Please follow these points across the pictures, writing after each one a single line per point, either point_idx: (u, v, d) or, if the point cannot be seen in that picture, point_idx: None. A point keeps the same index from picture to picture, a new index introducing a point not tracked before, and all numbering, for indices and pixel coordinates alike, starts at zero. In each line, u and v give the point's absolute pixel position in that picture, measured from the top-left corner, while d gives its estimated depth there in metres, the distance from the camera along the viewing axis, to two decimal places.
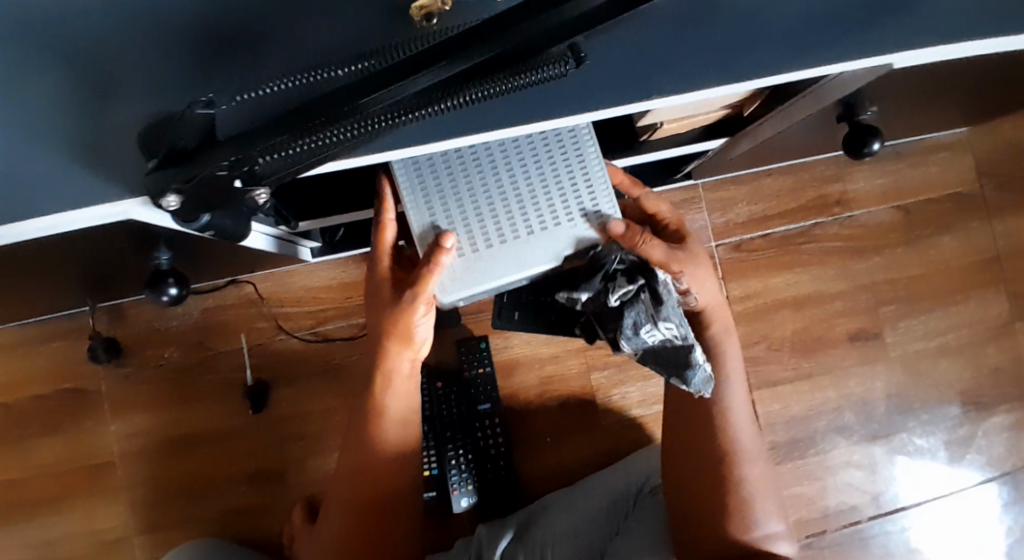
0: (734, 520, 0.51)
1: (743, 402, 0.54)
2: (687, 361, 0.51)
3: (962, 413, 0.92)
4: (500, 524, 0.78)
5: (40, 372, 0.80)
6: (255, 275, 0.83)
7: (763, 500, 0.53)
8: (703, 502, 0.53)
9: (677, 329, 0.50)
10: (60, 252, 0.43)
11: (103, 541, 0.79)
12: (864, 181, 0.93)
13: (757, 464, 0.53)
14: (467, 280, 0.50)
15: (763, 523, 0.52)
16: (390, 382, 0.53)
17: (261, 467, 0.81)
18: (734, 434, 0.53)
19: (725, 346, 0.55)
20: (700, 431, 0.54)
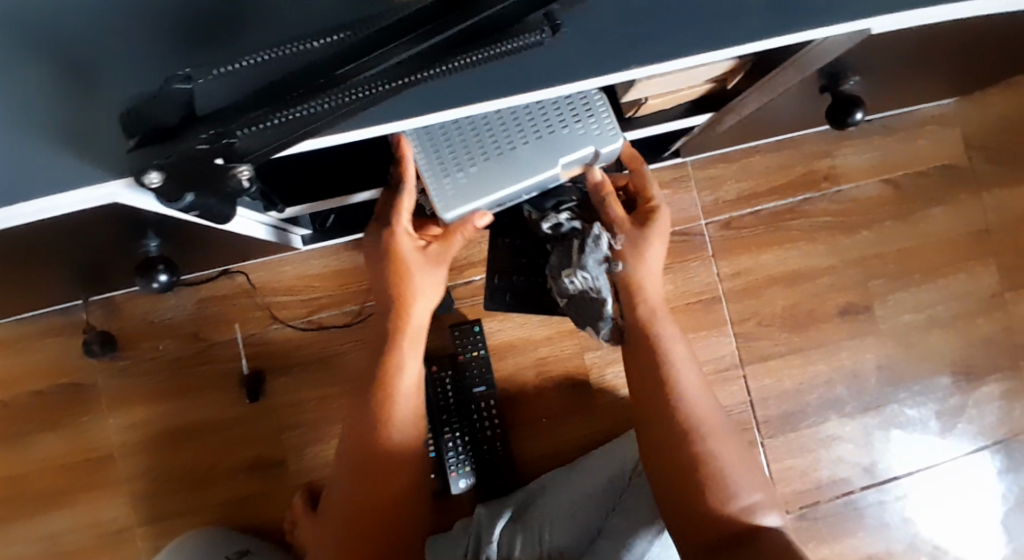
0: (709, 491, 0.48)
1: (695, 380, 0.54)
2: (599, 312, 0.62)
3: (953, 384, 0.93)
4: (498, 505, 0.80)
5: (36, 368, 0.81)
6: (247, 265, 0.83)
7: (739, 469, 0.50)
8: (680, 485, 0.50)
9: (591, 279, 0.60)
10: (50, 240, 0.43)
11: (105, 533, 0.80)
12: (852, 156, 0.93)
13: (723, 437, 0.51)
14: (467, 190, 0.52)
15: (743, 494, 0.49)
16: (396, 390, 0.55)
17: (259, 456, 0.82)
18: (691, 410, 0.52)
19: (664, 330, 0.57)
20: (653, 417, 0.53)
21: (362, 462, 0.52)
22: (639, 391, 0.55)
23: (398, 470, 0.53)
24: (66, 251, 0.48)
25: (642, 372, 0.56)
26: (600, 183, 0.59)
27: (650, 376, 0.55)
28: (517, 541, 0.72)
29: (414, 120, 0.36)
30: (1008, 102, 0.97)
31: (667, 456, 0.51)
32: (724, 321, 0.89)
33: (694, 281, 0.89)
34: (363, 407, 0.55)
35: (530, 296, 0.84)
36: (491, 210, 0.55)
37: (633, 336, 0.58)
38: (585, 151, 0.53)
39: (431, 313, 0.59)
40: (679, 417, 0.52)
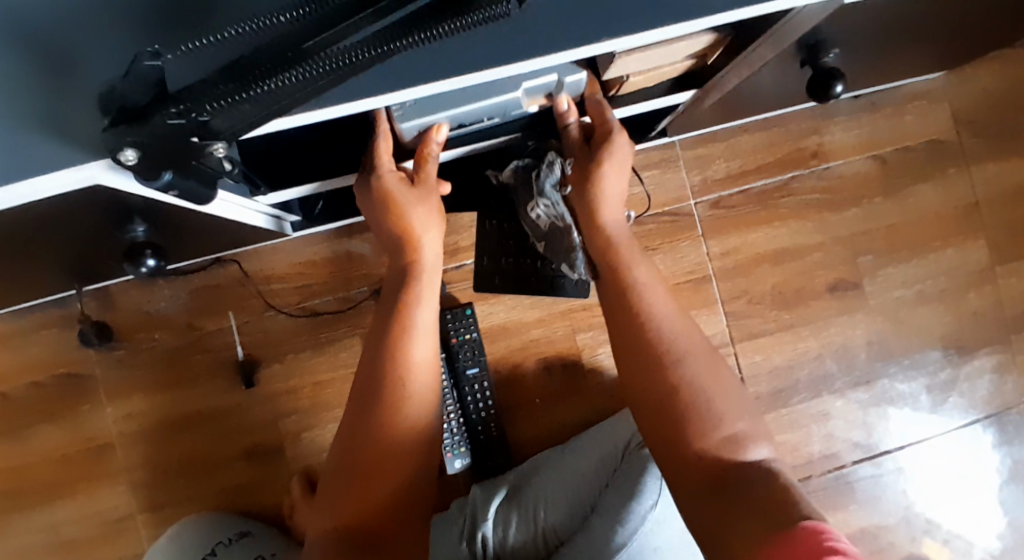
0: (691, 424, 0.47)
1: (690, 336, 0.53)
2: (569, 246, 0.79)
3: (944, 358, 0.94)
4: (493, 485, 0.81)
5: (33, 360, 0.81)
6: (239, 254, 0.83)
7: (721, 397, 0.49)
8: (664, 436, 0.49)
9: (551, 205, 0.74)
10: (29, 229, 0.44)
11: (107, 521, 0.81)
12: (840, 133, 0.93)
13: (705, 365, 0.51)
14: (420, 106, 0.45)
15: (725, 423, 0.47)
16: (410, 333, 0.54)
17: (257, 442, 0.83)
18: (673, 342, 0.52)
19: (653, 296, 0.56)
20: (645, 372, 0.51)
21: (371, 445, 0.48)
22: (620, 340, 0.54)
23: (408, 447, 0.49)
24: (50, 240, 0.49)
25: (630, 336, 0.53)
26: (566, 114, 0.58)
27: (626, 314, 0.55)
28: (512, 520, 0.75)
29: (388, 96, 0.37)
30: (996, 74, 0.96)
31: (651, 406, 0.50)
32: (714, 301, 0.90)
33: (685, 261, 0.90)
34: (374, 360, 0.53)
35: (514, 280, 0.86)
36: (447, 124, 0.51)
37: (620, 303, 0.56)
38: (549, 78, 0.49)
39: (439, 244, 0.60)
40: (660, 346, 0.52)
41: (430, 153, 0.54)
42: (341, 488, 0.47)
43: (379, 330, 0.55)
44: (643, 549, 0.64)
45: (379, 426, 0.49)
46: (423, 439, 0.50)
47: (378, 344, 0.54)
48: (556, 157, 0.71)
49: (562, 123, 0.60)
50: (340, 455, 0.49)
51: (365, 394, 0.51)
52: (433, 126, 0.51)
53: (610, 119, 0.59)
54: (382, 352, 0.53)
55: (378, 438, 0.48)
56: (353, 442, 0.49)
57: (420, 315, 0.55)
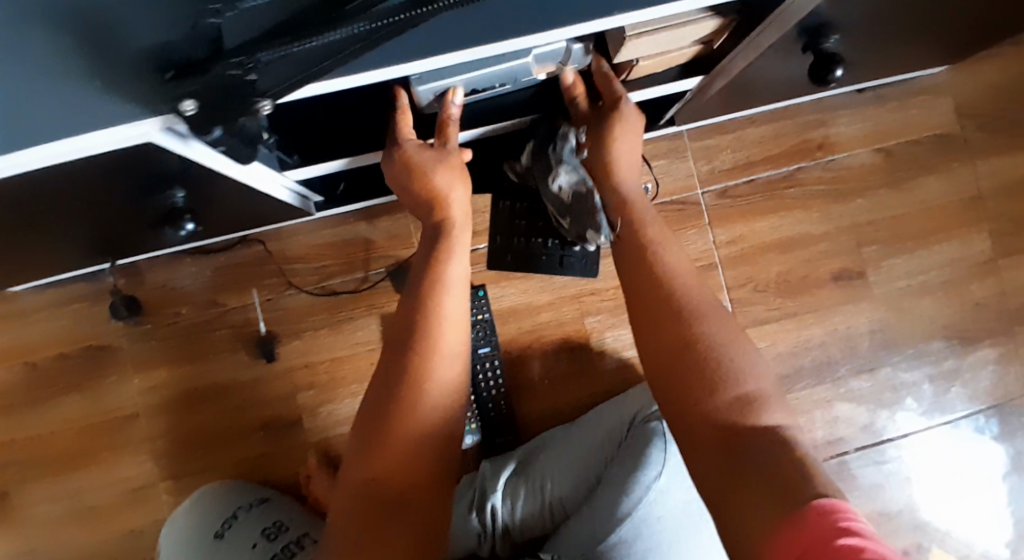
0: (706, 386, 0.47)
1: (712, 311, 0.53)
2: (595, 207, 0.72)
3: (946, 347, 0.96)
4: (502, 460, 0.84)
5: (64, 332, 0.85)
6: (263, 235, 0.87)
7: (738, 360, 0.49)
8: (682, 410, 0.48)
9: (572, 173, 0.72)
10: (72, 185, 0.45)
11: (130, 488, 0.85)
12: (845, 126, 0.96)
13: (723, 327, 0.52)
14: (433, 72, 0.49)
15: (739, 384, 0.47)
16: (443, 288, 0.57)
17: (275, 416, 0.86)
18: (691, 304, 0.53)
19: (673, 265, 0.58)
20: (671, 333, 0.52)
21: (397, 398, 0.51)
22: (641, 310, 0.55)
23: (441, 397, 0.52)
24: (87, 203, 0.50)
25: (655, 309, 0.54)
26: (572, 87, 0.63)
27: (643, 276, 0.57)
28: (520, 494, 0.78)
29: (413, 65, 0.40)
30: (1001, 70, 0.98)
31: (672, 387, 0.50)
32: (719, 288, 0.92)
33: (691, 248, 0.92)
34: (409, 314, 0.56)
35: (525, 265, 0.89)
36: (461, 89, 0.55)
37: (638, 275, 0.58)
38: (557, 47, 0.53)
39: (467, 206, 0.63)
40: (679, 307, 0.53)
41: (449, 117, 0.58)
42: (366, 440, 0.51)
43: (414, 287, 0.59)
44: (648, 521, 0.66)
45: (416, 375, 0.52)
46: (455, 388, 0.53)
47: (408, 305, 0.57)
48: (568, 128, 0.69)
49: (570, 96, 0.65)
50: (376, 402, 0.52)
51: (396, 350, 0.54)
52: (448, 90, 0.55)
53: (619, 89, 0.62)
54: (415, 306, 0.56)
55: (414, 385, 0.51)
56: (390, 389, 0.52)
57: (445, 283, 0.58)
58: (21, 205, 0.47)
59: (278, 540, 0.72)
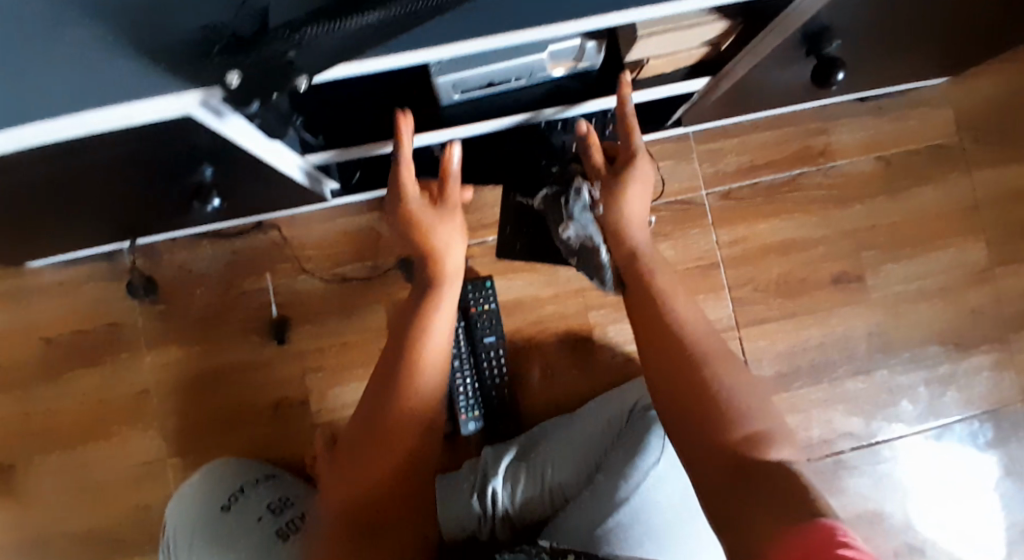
0: (717, 421, 0.49)
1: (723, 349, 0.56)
2: (599, 261, 0.77)
3: (942, 353, 0.98)
4: (503, 446, 0.86)
5: (81, 309, 0.88)
6: (278, 221, 0.90)
7: (746, 396, 0.51)
8: (692, 436, 0.50)
9: (582, 226, 0.78)
10: (109, 157, 0.48)
11: (140, 464, 0.87)
12: (847, 134, 0.98)
13: (732, 366, 0.54)
14: (451, 62, 0.53)
15: (746, 422, 0.49)
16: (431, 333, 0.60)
17: (284, 397, 0.88)
18: (697, 342, 0.56)
19: (678, 306, 0.61)
20: (685, 365, 0.54)
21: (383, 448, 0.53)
22: (651, 351, 0.58)
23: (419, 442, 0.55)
24: (120, 174, 0.52)
25: (668, 343, 0.57)
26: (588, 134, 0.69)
27: (652, 319, 0.60)
28: (521, 480, 0.79)
29: (440, 51, 0.42)
30: (1000, 84, 1.01)
31: (684, 420, 0.52)
32: (721, 287, 0.95)
33: (694, 247, 0.95)
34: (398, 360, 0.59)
35: (530, 256, 0.92)
36: (479, 81, 0.59)
37: (649, 317, 0.60)
38: (571, 45, 0.56)
39: (460, 257, 0.66)
40: (689, 349, 0.55)
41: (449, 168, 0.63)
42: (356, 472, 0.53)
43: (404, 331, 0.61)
44: (646, 505, 0.68)
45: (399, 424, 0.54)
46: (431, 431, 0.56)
47: (400, 352, 0.60)
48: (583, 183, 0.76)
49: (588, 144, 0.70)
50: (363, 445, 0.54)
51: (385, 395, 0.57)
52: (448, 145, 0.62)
53: (636, 146, 0.68)
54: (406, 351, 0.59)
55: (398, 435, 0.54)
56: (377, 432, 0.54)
57: (435, 326, 0.61)
58: (60, 173, 0.49)
59: (283, 516, 0.74)
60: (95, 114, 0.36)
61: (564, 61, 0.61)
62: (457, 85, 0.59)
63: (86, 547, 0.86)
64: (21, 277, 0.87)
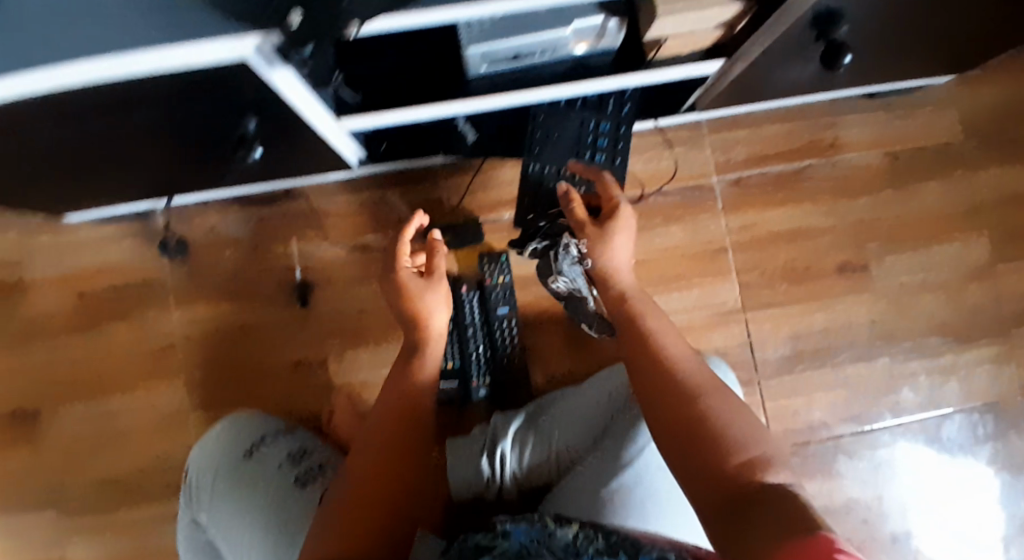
0: (714, 448, 0.48)
1: (721, 391, 0.54)
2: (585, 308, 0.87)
3: (942, 344, 1.00)
4: (512, 413, 0.89)
5: (114, 265, 0.92)
6: (306, 189, 0.94)
7: (742, 425, 0.49)
8: (692, 466, 0.48)
9: (569, 282, 0.83)
10: (162, 103, 0.51)
11: (164, 414, 0.91)
12: (856, 128, 1.01)
13: (725, 397, 0.53)
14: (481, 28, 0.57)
15: (741, 449, 0.47)
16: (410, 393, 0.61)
17: (304, 357, 0.92)
18: (686, 374, 0.56)
19: (666, 341, 0.60)
20: (677, 400, 0.53)
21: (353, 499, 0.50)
22: (645, 387, 0.57)
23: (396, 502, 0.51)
24: (168, 117, 0.55)
25: (664, 393, 0.54)
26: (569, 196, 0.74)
27: (647, 354, 0.59)
28: (529, 443, 0.83)
29: (476, 10, 0.46)
30: (1008, 86, 1.04)
31: (679, 456, 0.50)
32: (729, 271, 0.98)
33: (704, 231, 0.98)
34: (380, 416, 0.59)
35: None
36: (505, 54, 0.63)
37: (640, 354, 0.60)
38: (594, 21, 0.60)
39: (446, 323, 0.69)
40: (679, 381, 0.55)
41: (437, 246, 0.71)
42: (325, 519, 0.50)
43: (389, 392, 0.62)
44: (648, 471, 0.71)
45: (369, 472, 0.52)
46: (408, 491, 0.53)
47: (385, 406, 0.60)
48: (570, 238, 0.79)
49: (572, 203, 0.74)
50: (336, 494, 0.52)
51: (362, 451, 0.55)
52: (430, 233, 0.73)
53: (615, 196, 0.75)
54: (386, 411, 0.59)
55: (369, 484, 0.51)
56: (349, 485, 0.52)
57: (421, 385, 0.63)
58: (115, 117, 0.53)
59: (302, 464, 0.78)
60: (160, 51, 0.40)
61: (587, 39, 0.64)
62: (485, 57, 0.63)
63: (108, 491, 0.90)
64: (60, 232, 0.92)
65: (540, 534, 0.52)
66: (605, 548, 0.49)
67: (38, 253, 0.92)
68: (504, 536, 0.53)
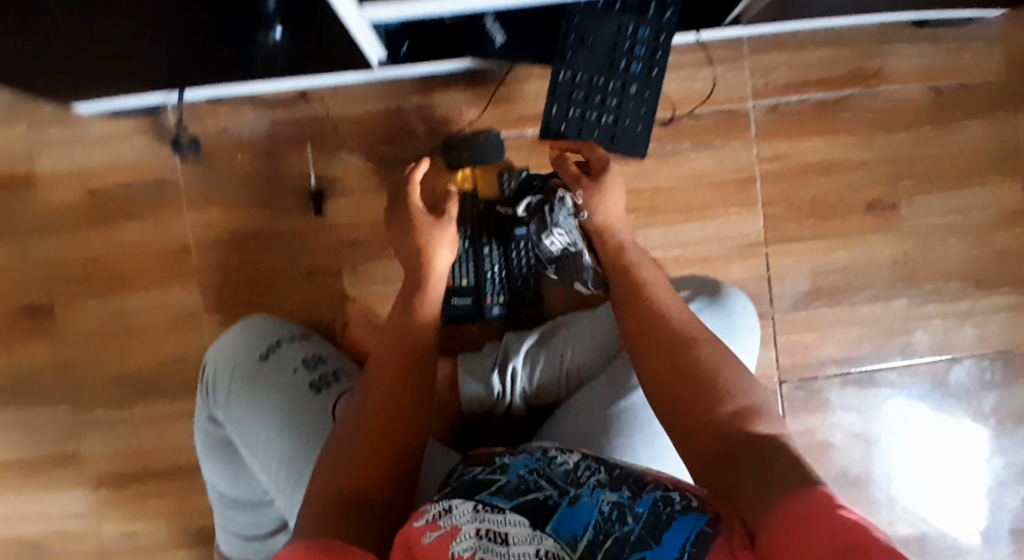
0: (707, 401, 0.49)
1: (712, 345, 0.55)
2: (580, 265, 0.86)
3: (962, 289, 0.99)
4: (525, 331, 0.90)
5: (125, 162, 0.90)
6: (321, 91, 0.90)
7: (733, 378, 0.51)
8: (685, 422, 0.49)
9: (564, 236, 0.82)
10: None
11: (178, 316, 0.91)
12: (904, 58, 0.95)
13: (716, 349, 0.54)
14: None
15: (730, 400, 0.48)
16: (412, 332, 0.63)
17: (319, 267, 0.91)
18: (679, 329, 0.57)
19: (660, 298, 0.62)
20: (670, 355, 0.55)
21: (361, 440, 0.53)
22: (640, 344, 0.59)
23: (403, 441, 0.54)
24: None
25: (660, 354, 0.56)
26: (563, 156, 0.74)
27: (639, 313, 0.61)
28: (540, 359, 0.84)
29: None
30: None
31: (672, 411, 0.51)
32: (756, 202, 0.95)
33: (734, 159, 0.94)
34: (383, 357, 0.61)
35: None
36: None
37: (634, 312, 0.62)
38: None
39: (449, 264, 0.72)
40: (672, 337, 0.57)
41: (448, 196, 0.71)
42: (337, 460, 0.52)
43: (393, 333, 0.64)
44: None
45: (375, 415, 0.54)
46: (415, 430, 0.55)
47: (389, 347, 0.62)
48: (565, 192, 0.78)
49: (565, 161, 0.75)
50: (345, 435, 0.54)
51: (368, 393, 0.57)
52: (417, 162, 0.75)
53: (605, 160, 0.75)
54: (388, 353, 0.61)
55: (376, 427, 0.54)
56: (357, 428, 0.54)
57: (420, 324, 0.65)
58: None
59: (317, 370, 0.79)
60: None
61: None
62: None
63: (125, 387, 0.92)
64: (68, 124, 0.89)
65: (538, 464, 0.53)
66: (608, 480, 0.49)
67: (46, 145, 0.89)
68: (502, 470, 0.53)
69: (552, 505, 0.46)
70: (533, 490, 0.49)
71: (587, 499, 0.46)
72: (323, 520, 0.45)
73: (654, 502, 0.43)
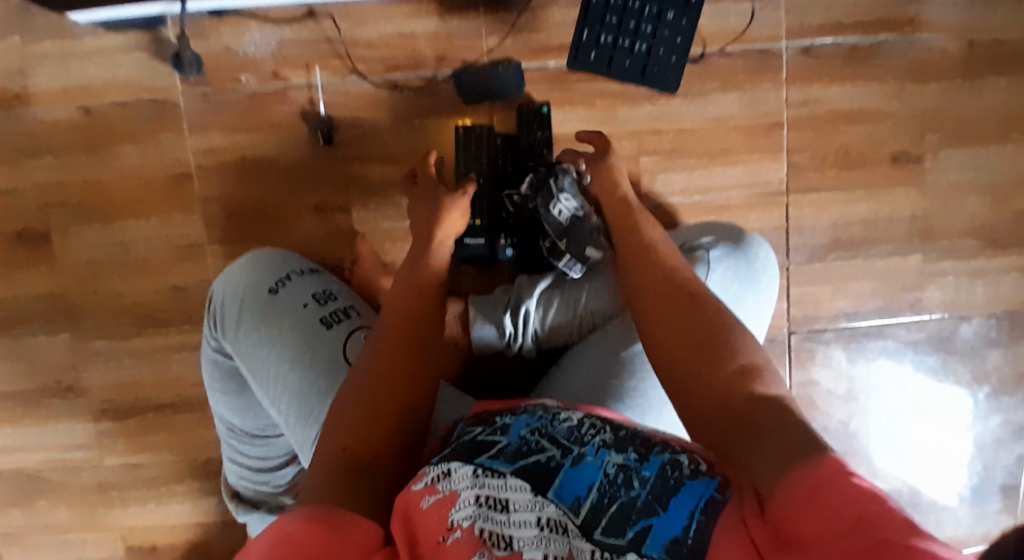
0: (716, 355, 0.47)
1: (717, 301, 0.54)
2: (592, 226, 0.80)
3: (978, 249, 0.97)
4: (536, 275, 0.87)
5: (121, 80, 0.84)
6: (332, 10, 0.84)
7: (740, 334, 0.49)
8: (688, 378, 0.47)
9: (569, 198, 0.80)
10: None
11: (179, 246, 0.88)
12: (944, 3, 0.91)
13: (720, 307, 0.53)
14: None
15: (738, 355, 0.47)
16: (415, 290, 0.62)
17: (326, 200, 0.88)
18: (685, 288, 0.57)
19: (664, 260, 0.62)
20: (673, 313, 0.54)
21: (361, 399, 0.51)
22: (642, 305, 0.57)
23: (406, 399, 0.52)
24: None
25: (665, 310, 0.54)
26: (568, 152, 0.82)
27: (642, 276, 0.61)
28: (554, 302, 0.81)
29: None
30: None
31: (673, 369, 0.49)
32: (781, 149, 0.92)
33: (761, 103, 0.91)
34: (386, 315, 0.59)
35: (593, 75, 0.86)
36: None
37: (637, 276, 0.61)
38: None
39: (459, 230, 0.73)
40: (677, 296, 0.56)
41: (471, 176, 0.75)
42: (337, 417, 0.50)
43: (398, 290, 0.63)
44: None
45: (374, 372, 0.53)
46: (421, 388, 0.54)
47: (393, 304, 0.61)
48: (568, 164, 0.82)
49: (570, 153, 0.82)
50: (345, 392, 0.52)
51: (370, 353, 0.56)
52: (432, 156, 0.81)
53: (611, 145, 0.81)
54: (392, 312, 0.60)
55: (378, 383, 0.52)
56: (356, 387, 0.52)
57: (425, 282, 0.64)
58: None
59: (327, 306, 0.76)
60: None
61: None
62: None
63: (124, 317, 0.89)
64: (62, 37, 0.83)
65: (540, 422, 0.50)
66: (613, 439, 0.47)
67: (38, 59, 0.84)
68: (504, 430, 0.50)
69: (555, 466, 0.45)
70: (535, 452, 0.47)
71: (592, 460, 0.45)
72: (323, 481, 0.43)
73: (661, 466, 0.43)
